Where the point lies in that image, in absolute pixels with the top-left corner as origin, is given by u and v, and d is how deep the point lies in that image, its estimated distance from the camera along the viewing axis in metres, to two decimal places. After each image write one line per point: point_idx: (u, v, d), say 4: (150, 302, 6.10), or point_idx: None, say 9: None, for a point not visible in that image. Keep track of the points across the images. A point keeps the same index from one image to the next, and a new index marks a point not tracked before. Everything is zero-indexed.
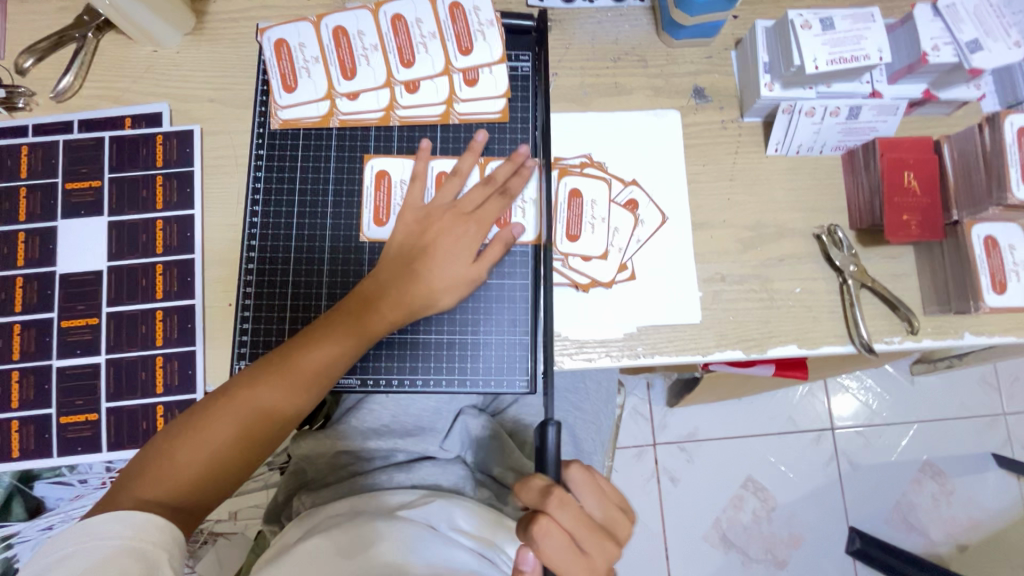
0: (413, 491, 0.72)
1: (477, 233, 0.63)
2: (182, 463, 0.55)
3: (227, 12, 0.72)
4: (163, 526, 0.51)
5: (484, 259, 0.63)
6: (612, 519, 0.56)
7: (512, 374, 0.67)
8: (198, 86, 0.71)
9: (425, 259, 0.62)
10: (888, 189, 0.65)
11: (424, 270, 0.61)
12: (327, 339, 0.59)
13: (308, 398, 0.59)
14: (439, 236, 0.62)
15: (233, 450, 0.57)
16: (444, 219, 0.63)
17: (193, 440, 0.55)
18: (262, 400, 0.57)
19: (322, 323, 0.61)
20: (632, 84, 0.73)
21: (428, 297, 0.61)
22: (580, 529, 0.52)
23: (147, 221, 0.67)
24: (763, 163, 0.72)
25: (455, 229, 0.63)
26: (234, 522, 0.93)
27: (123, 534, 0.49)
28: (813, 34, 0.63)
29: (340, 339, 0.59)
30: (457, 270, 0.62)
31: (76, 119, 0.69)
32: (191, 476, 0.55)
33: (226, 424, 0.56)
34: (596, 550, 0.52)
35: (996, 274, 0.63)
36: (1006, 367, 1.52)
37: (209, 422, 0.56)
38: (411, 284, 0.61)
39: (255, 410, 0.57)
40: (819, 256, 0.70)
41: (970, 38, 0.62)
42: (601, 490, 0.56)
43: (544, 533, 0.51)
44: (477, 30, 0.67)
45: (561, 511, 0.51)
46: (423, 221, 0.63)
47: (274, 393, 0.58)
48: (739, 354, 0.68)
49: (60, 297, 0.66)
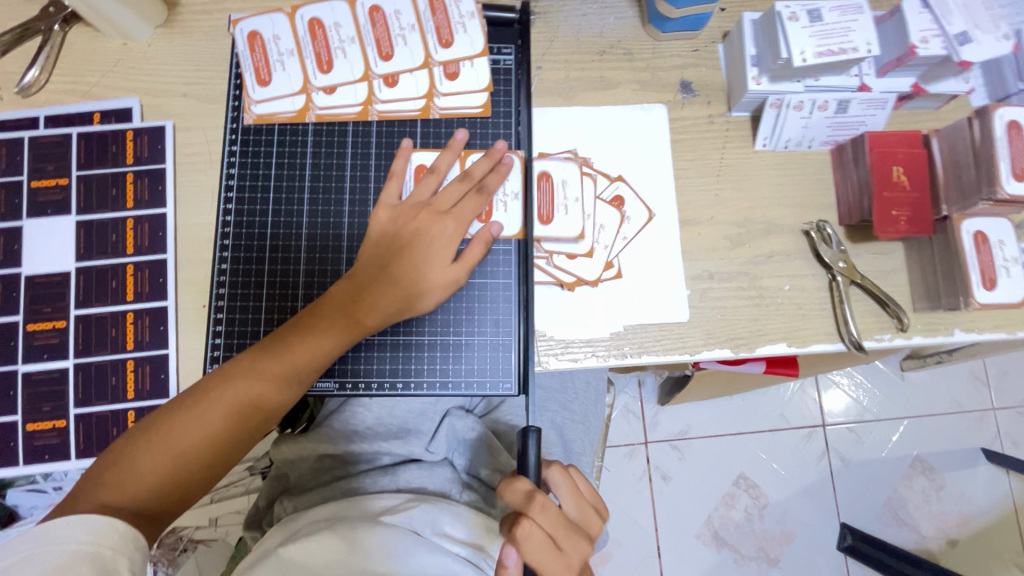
0: (398, 495, 0.71)
1: (454, 233, 0.61)
2: (146, 467, 0.53)
3: (201, 4, 0.70)
4: (125, 531, 0.49)
5: (462, 261, 0.61)
6: (586, 517, 0.56)
7: (495, 376, 0.65)
8: (170, 80, 0.69)
9: (402, 259, 0.60)
10: (877, 183, 0.64)
11: (401, 270, 0.60)
12: (301, 339, 0.58)
13: (281, 402, 0.58)
14: (417, 236, 0.61)
15: (201, 454, 0.55)
16: (421, 217, 0.61)
17: (157, 444, 0.53)
18: (232, 401, 0.55)
19: (296, 325, 0.59)
20: (618, 78, 0.72)
21: (405, 298, 0.59)
22: (563, 531, 0.51)
23: (116, 220, 0.65)
24: (751, 158, 0.71)
25: (433, 228, 0.61)
26: (212, 528, 0.86)
27: (80, 538, 0.47)
28: (801, 26, 0.62)
29: (314, 339, 0.58)
30: (433, 270, 0.60)
31: (42, 114, 0.67)
32: (157, 481, 0.53)
33: (192, 427, 0.54)
34: (578, 552, 0.51)
35: (986, 269, 0.62)
36: (995, 362, 1.53)
37: (175, 425, 0.54)
38: (388, 284, 0.59)
39: (225, 412, 0.55)
40: (808, 252, 0.69)
41: (959, 30, 0.61)
42: (578, 492, 0.55)
43: (527, 537, 0.49)
44: (458, 23, 0.65)
45: (544, 514, 0.50)
46: (401, 221, 0.62)
47: (248, 393, 0.56)
48: (727, 352, 0.67)
49: (26, 300, 0.63)
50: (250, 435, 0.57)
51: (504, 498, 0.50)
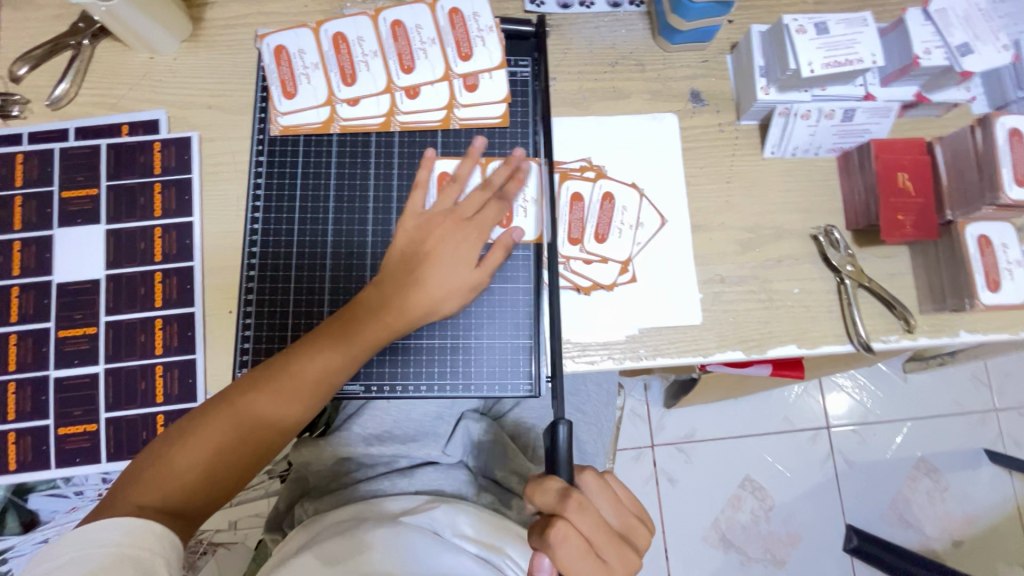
0: (416, 497, 0.72)
1: (476, 239, 0.63)
2: (180, 468, 0.54)
3: (225, 19, 0.72)
4: (161, 531, 0.51)
5: (484, 265, 0.63)
6: (630, 528, 0.54)
7: (515, 378, 0.67)
8: (196, 92, 0.71)
9: (428, 266, 0.61)
10: (883, 189, 0.66)
11: (427, 276, 0.61)
12: (331, 344, 0.59)
13: (309, 405, 0.59)
14: (440, 243, 0.62)
15: (232, 456, 0.56)
16: (445, 225, 0.63)
17: (191, 445, 0.55)
18: (264, 404, 0.57)
19: (325, 330, 0.60)
20: (629, 88, 0.74)
21: (429, 302, 0.61)
22: (601, 536, 0.51)
23: (145, 229, 0.67)
24: (760, 165, 0.73)
25: (456, 235, 0.63)
26: (233, 531, 0.90)
27: (117, 540, 0.48)
28: (808, 38, 0.64)
29: (343, 344, 0.59)
30: (456, 276, 0.62)
31: (71, 126, 0.69)
32: (190, 481, 0.55)
33: (226, 430, 0.56)
34: (616, 559, 0.51)
35: (990, 272, 0.64)
36: (997, 363, 1.55)
37: (207, 427, 0.56)
38: (414, 290, 0.61)
39: (256, 414, 0.57)
40: (816, 256, 0.71)
41: (960, 41, 0.64)
42: (616, 499, 0.55)
43: (563, 538, 0.50)
44: (477, 36, 0.67)
45: (581, 517, 0.50)
46: (424, 228, 0.63)
47: (280, 395, 0.57)
48: (739, 354, 0.69)
49: (57, 307, 0.65)
50: (281, 437, 0.59)
51: (534, 498, 0.51)
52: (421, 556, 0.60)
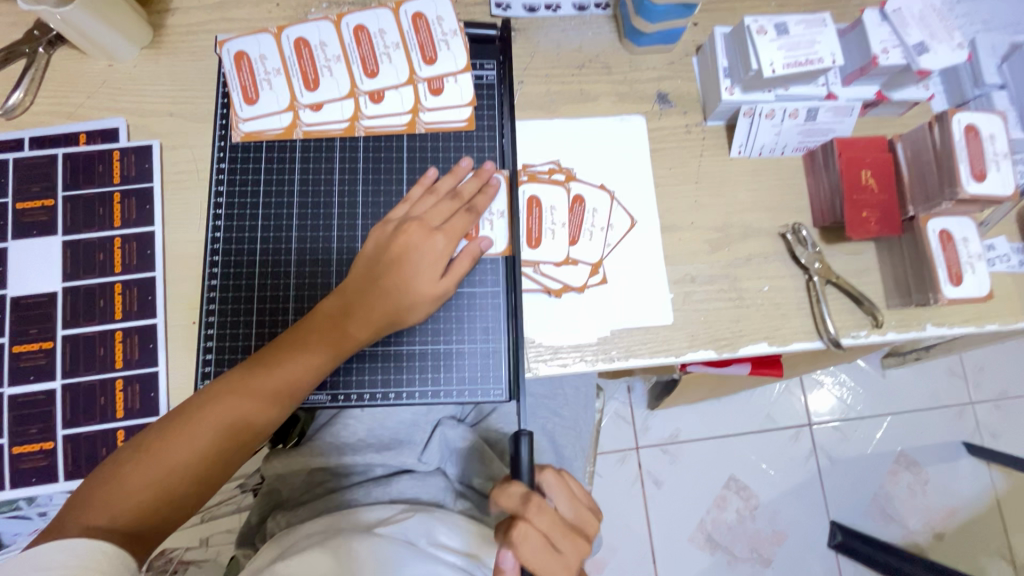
0: (392, 506, 0.71)
1: (443, 248, 0.62)
2: (134, 487, 0.52)
3: (187, 25, 0.71)
4: (113, 554, 0.48)
5: (450, 275, 0.62)
6: (582, 519, 0.56)
7: (486, 382, 0.66)
8: (156, 100, 0.69)
9: (393, 273, 0.60)
10: (847, 186, 0.66)
11: (392, 284, 0.60)
12: (293, 354, 0.58)
13: (271, 415, 0.58)
14: (405, 250, 0.61)
15: (190, 472, 0.55)
16: (410, 231, 0.62)
17: (147, 462, 0.53)
18: (223, 418, 0.56)
19: (286, 341, 0.59)
20: (597, 91, 0.74)
21: (393, 310, 0.60)
22: (558, 532, 0.51)
23: (104, 240, 0.65)
24: (727, 165, 0.73)
25: (421, 242, 0.61)
26: (204, 548, 0.86)
27: (66, 563, 0.46)
28: (769, 38, 0.64)
29: (305, 355, 0.58)
30: (420, 281, 0.61)
31: (26, 136, 0.67)
32: (145, 501, 0.53)
33: (182, 446, 0.54)
34: (574, 553, 0.52)
35: (952, 266, 0.65)
36: (971, 357, 1.58)
37: (164, 444, 0.54)
38: (378, 298, 0.60)
39: (215, 429, 0.55)
40: (785, 254, 0.71)
41: (916, 40, 0.65)
42: (571, 493, 0.56)
43: (524, 538, 0.49)
44: (441, 40, 0.67)
45: (541, 517, 0.50)
46: (392, 235, 0.62)
47: (241, 408, 0.56)
48: (711, 353, 0.69)
49: (11, 322, 0.63)
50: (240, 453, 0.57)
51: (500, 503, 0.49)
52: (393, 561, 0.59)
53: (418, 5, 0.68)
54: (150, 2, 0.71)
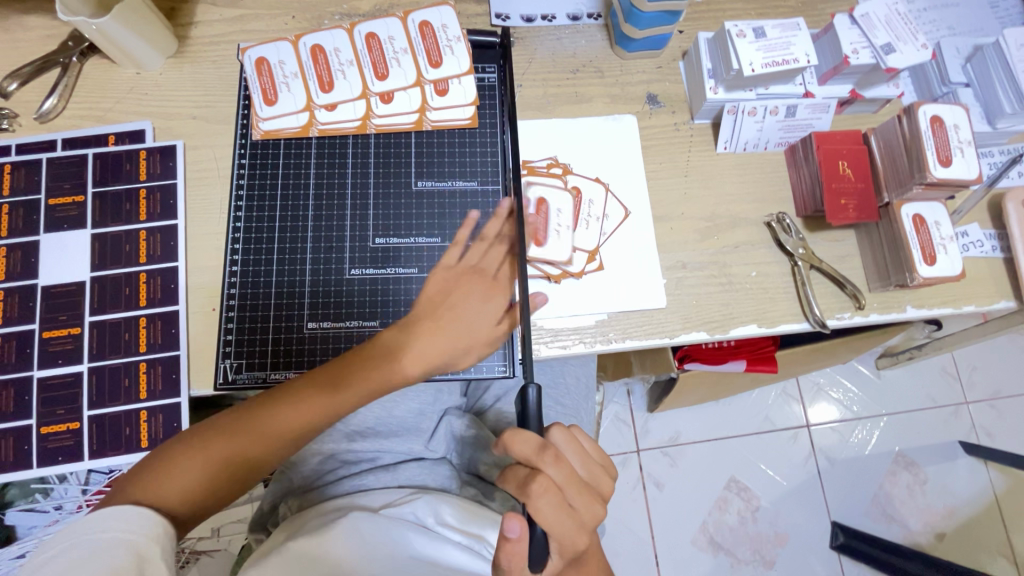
0: (399, 490, 0.72)
1: (496, 294, 0.62)
2: (183, 474, 0.54)
3: (209, 36, 0.77)
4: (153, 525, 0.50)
5: (504, 322, 0.63)
6: (595, 476, 0.55)
7: (490, 360, 0.69)
8: (180, 104, 0.74)
9: (448, 315, 0.60)
10: (826, 176, 0.71)
11: (450, 327, 0.60)
12: (345, 376, 0.57)
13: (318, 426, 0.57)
14: (463, 297, 0.61)
15: (227, 476, 0.55)
16: (471, 282, 0.62)
17: (199, 453, 0.55)
18: (278, 419, 0.56)
19: (336, 367, 0.58)
20: (590, 93, 0.79)
21: (452, 348, 0.59)
22: (572, 486, 0.52)
23: (130, 233, 0.69)
24: (714, 159, 0.78)
25: (483, 292, 0.62)
26: (216, 537, 0.89)
27: (117, 528, 0.48)
28: (748, 41, 0.70)
29: (357, 382, 0.57)
30: (478, 329, 0.61)
31: (59, 138, 0.72)
32: (193, 493, 0.54)
33: (232, 444, 0.55)
34: (586, 509, 0.52)
35: (926, 247, 0.69)
36: (963, 357, 1.61)
37: (183, 464, 0.54)
38: (433, 339, 0.59)
39: (269, 430, 0.56)
40: (771, 241, 0.76)
41: (883, 42, 0.71)
42: (583, 451, 0.55)
43: (542, 491, 0.50)
44: (446, 45, 0.73)
45: (555, 468, 0.51)
46: (451, 283, 0.62)
47: (293, 414, 0.56)
48: (703, 335, 0.72)
49: (41, 309, 0.67)
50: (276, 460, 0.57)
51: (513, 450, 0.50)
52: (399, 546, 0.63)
53: (423, 14, 0.73)
54: (175, 15, 0.77)
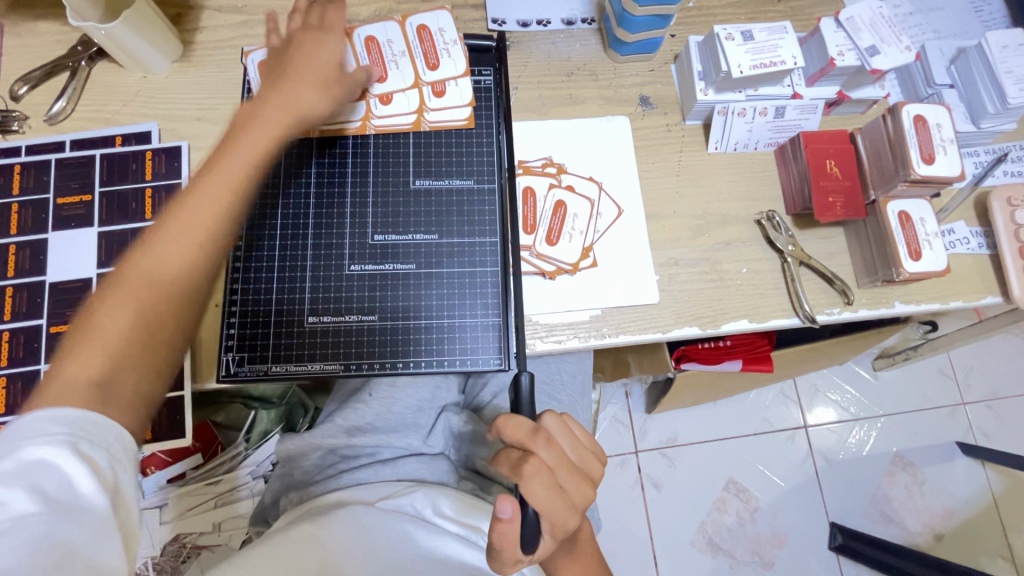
0: (398, 483, 0.74)
1: (332, 86, 0.63)
2: (79, 358, 0.44)
3: (214, 41, 0.79)
4: (104, 425, 0.42)
5: (328, 92, 0.63)
6: (585, 461, 0.57)
7: (487, 353, 0.70)
8: (186, 107, 0.77)
9: (265, 101, 0.59)
10: (813, 174, 0.73)
11: (265, 111, 0.59)
12: (196, 181, 0.53)
13: (214, 227, 0.51)
14: (275, 86, 0.60)
15: (129, 340, 0.46)
16: (287, 76, 0.61)
17: (91, 330, 0.46)
18: (148, 268, 0.48)
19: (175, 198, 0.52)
20: (585, 95, 0.81)
21: (290, 118, 0.60)
22: (564, 470, 0.53)
23: (136, 231, 0.71)
24: (705, 159, 0.80)
25: (286, 83, 0.61)
26: (217, 533, 0.89)
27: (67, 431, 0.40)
28: (737, 44, 0.72)
29: (219, 161, 0.54)
30: (296, 102, 0.60)
31: (67, 139, 0.74)
32: (100, 367, 0.44)
33: (116, 304, 0.47)
34: (576, 491, 0.54)
35: (911, 243, 0.71)
36: (959, 358, 1.62)
37: (102, 322, 0.46)
38: (263, 121, 0.58)
39: (144, 278, 0.48)
40: (761, 239, 0.77)
41: (868, 44, 0.73)
42: (574, 436, 0.57)
43: (535, 472, 0.51)
44: (443, 49, 0.75)
45: (547, 450, 0.53)
46: (267, 86, 0.61)
47: (165, 254, 0.49)
48: (696, 329, 0.74)
49: (49, 305, 0.69)
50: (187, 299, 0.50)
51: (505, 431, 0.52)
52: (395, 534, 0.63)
53: (421, 19, 0.76)
54: (181, 20, 0.79)
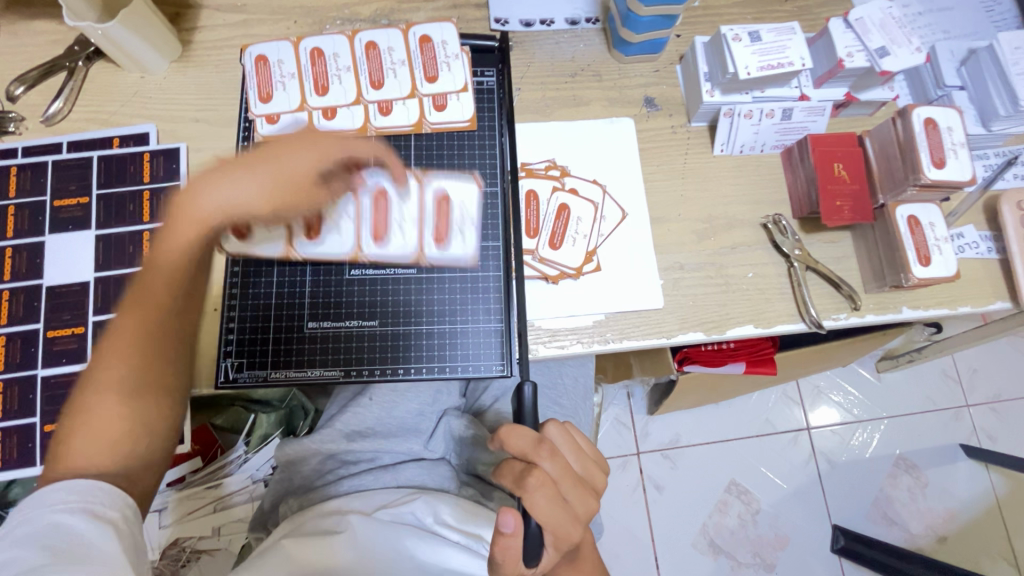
0: (399, 490, 0.73)
1: (285, 189, 0.59)
2: (91, 431, 0.52)
3: (213, 41, 0.78)
4: (111, 490, 0.51)
5: (322, 185, 0.62)
6: (588, 472, 0.56)
7: (488, 360, 0.69)
8: (184, 107, 0.76)
9: (208, 188, 0.57)
10: (821, 178, 0.72)
11: (214, 206, 0.57)
12: (150, 278, 0.57)
13: (168, 311, 0.57)
14: (269, 165, 0.58)
15: (149, 415, 0.55)
16: (282, 156, 0.58)
17: (85, 416, 0.53)
18: (124, 367, 0.54)
19: (133, 296, 0.57)
20: (588, 96, 0.80)
21: (242, 207, 0.57)
22: (567, 481, 0.53)
23: (134, 233, 0.70)
24: (711, 161, 0.79)
25: (290, 153, 0.59)
26: (216, 537, 0.88)
27: (70, 500, 0.49)
28: (744, 45, 0.71)
29: (171, 260, 0.57)
30: (291, 180, 0.59)
31: (64, 140, 0.73)
32: (110, 447, 0.53)
33: (120, 375, 0.54)
34: (579, 503, 0.53)
35: (921, 248, 0.70)
36: (963, 359, 1.61)
37: (95, 399, 0.53)
38: (217, 215, 0.57)
39: (118, 375, 0.54)
40: (767, 243, 0.76)
41: (878, 45, 0.71)
42: (576, 446, 0.56)
43: (539, 484, 0.51)
44: (443, 62, 0.74)
45: (551, 462, 0.52)
46: (259, 158, 0.58)
47: (134, 350, 0.55)
48: (700, 335, 0.73)
49: (45, 309, 0.68)
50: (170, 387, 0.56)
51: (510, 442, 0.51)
52: (396, 548, 0.64)
53: (425, 29, 0.74)
54: (180, 20, 0.78)
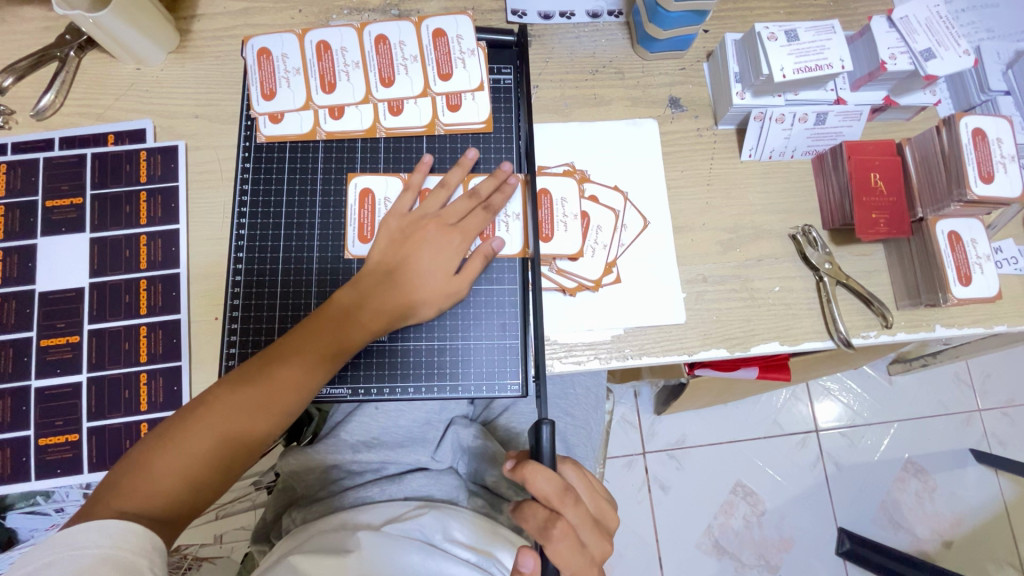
0: (406, 503, 0.70)
1: (438, 296, 0.62)
2: (157, 475, 0.52)
3: (213, 31, 0.73)
4: (143, 533, 0.49)
5: (464, 274, 0.63)
6: (603, 513, 0.57)
7: (503, 378, 0.66)
8: (183, 102, 0.71)
9: (408, 267, 0.62)
10: (856, 188, 0.67)
11: (405, 279, 0.62)
12: (305, 349, 0.59)
13: (290, 406, 0.58)
14: (418, 248, 0.63)
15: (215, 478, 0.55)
16: (429, 228, 0.64)
17: (173, 449, 0.53)
18: (225, 422, 0.55)
19: (294, 348, 0.59)
20: (610, 95, 0.76)
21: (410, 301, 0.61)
22: (586, 526, 0.52)
23: (130, 237, 0.67)
24: (738, 167, 0.75)
25: (436, 240, 0.63)
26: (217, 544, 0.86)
27: (100, 543, 0.47)
28: (779, 45, 0.66)
29: (316, 352, 0.59)
30: (433, 275, 0.62)
31: (56, 136, 0.69)
32: (175, 490, 0.53)
33: (204, 435, 0.54)
34: (598, 547, 0.52)
35: (961, 267, 0.66)
36: (978, 364, 1.58)
37: (186, 441, 0.54)
38: (393, 292, 0.61)
39: (218, 431, 0.55)
40: (795, 255, 0.73)
41: (923, 47, 0.67)
42: (591, 485, 0.57)
43: (561, 534, 0.49)
44: (459, 58, 0.69)
45: (573, 509, 0.51)
46: (407, 232, 0.64)
47: (241, 412, 0.56)
48: (723, 352, 0.70)
49: (38, 316, 0.65)
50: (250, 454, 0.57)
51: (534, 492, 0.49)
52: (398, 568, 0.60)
53: (439, 23, 0.70)
54: (177, 7, 0.74)
